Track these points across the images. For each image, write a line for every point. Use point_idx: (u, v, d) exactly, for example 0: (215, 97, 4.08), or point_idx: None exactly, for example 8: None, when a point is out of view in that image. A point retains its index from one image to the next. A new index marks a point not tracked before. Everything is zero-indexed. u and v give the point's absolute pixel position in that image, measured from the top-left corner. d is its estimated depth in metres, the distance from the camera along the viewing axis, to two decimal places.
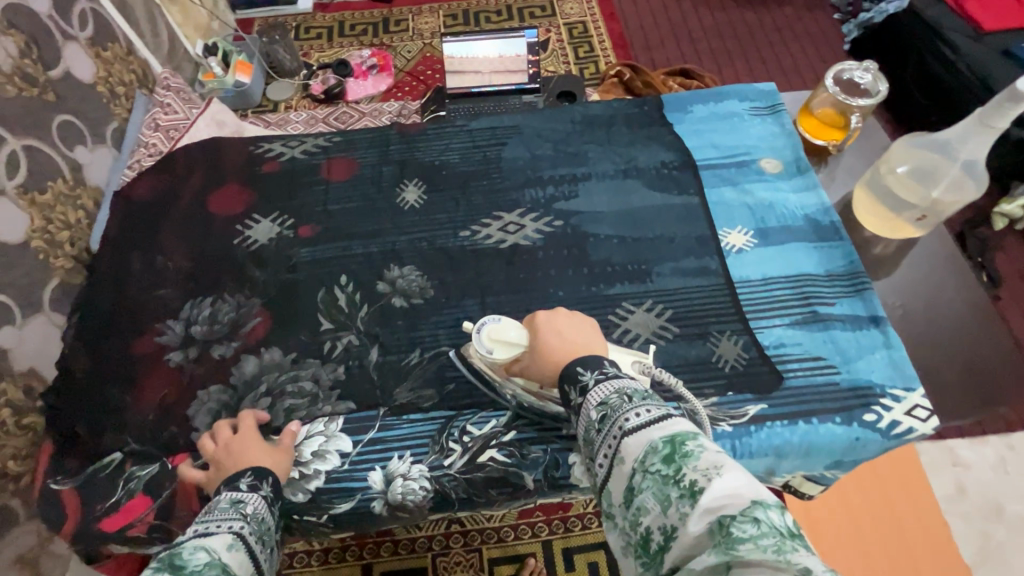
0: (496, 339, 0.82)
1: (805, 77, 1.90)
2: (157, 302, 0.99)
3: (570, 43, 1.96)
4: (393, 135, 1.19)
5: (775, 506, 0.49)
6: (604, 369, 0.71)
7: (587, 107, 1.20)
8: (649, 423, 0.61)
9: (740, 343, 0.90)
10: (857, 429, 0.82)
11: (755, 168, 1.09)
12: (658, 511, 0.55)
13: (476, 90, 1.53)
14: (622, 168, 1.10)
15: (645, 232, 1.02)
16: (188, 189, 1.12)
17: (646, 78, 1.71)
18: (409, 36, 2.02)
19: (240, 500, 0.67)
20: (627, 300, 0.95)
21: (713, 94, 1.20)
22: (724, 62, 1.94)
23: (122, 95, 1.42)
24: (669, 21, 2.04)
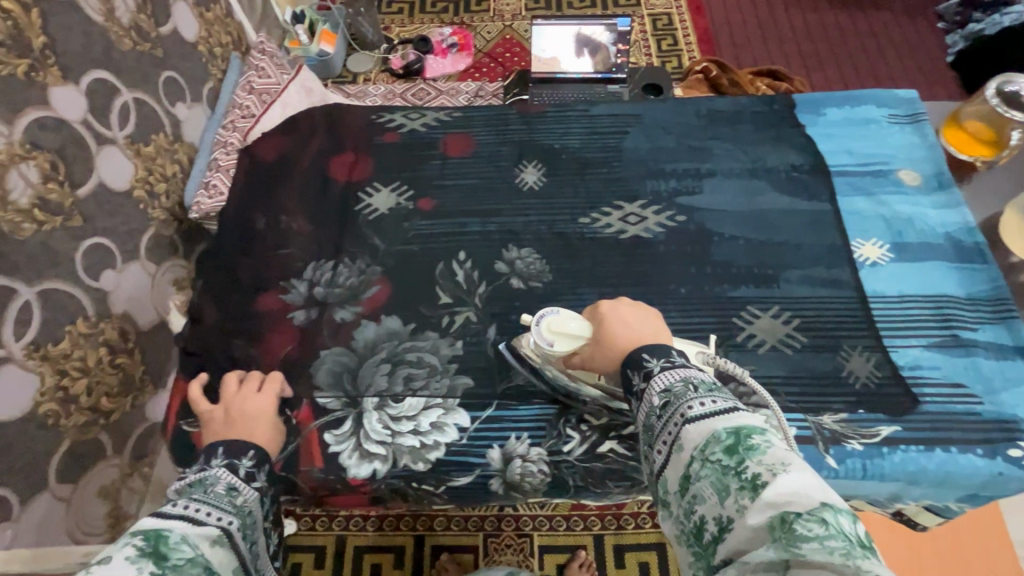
0: (557, 331, 0.82)
1: (900, 85, 1.80)
2: (279, 262, 1.02)
3: (654, 35, 1.92)
4: (513, 116, 1.18)
5: (846, 511, 0.47)
6: (671, 359, 0.70)
7: (713, 102, 1.17)
8: (713, 413, 0.60)
9: (872, 360, 0.87)
10: (1002, 464, 0.78)
11: (893, 179, 1.05)
12: (715, 502, 0.54)
13: (561, 76, 1.51)
14: (749, 167, 1.07)
15: (774, 237, 0.99)
16: (307, 153, 1.14)
17: (733, 77, 1.65)
18: (489, 17, 2.00)
19: (233, 488, 0.67)
20: (753, 304, 0.93)
21: (848, 98, 1.15)
22: (813, 65, 1.85)
23: (219, 55, 1.46)
24: (757, 18, 1.96)
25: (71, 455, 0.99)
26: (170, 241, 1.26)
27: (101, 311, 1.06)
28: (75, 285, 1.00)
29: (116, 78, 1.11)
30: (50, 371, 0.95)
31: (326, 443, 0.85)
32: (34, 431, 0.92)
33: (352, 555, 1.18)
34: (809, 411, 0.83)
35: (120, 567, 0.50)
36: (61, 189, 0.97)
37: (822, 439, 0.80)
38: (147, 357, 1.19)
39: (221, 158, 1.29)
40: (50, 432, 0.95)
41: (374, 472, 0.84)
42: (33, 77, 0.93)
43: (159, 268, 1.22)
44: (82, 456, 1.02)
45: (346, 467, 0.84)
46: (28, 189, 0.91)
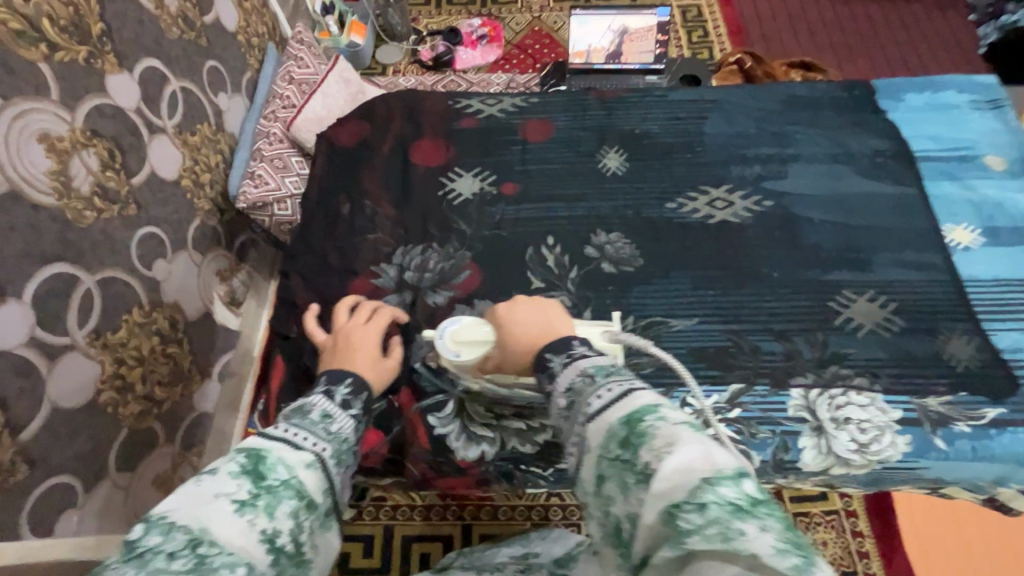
0: (461, 341, 0.82)
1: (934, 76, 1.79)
2: (369, 247, 1.02)
3: (683, 27, 1.91)
4: (591, 101, 1.17)
5: (731, 478, 0.44)
6: (572, 352, 0.66)
7: (791, 88, 1.17)
8: (609, 402, 0.56)
9: (973, 343, 0.86)
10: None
11: (979, 164, 1.04)
12: (621, 500, 0.50)
13: (597, 66, 1.50)
14: (834, 153, 1.07)
15: (861, 223, 0.99)
16: (386, 139, 1.14)
17: (767, 69, 1.65)
18: (517, 8, 2.00)
19: (330, 415, 0.68)
20: (849, 287, 0.92)
21: (926, 84, 1.15)
22: (846, 57, 1.84)
23: (256, 46, 1.45)
24: (787, 10, 1.95)
25: (127, 443, 0.99)
26: (214, 232, 1.26)
27: (154, 301, 1.06)
28: (131, 274, 1.00)
29: (166, 66, 1.10)
30: (110, 359, 0.95)
31: (430, 424, 0.88)
32: (96, 419, 0.92)
33: (400, 543, 1.18)
34: (913, 394, 0.83)
35: (222, 482, 0.52)
36: (117, 177, 0.97)
37: (929, 422, 0.80)
38: (194, 346, 1.18)
39: (264, 148, 1.28)
40: (110, 420, 0.95)
41: (483, 455, 0.86)
42: (92, 64, 0.92)
43: (205, 259, 1.22)
44: (138, 445, 1.02)
45: (453, 449, 0.87)
46: (89, 177, 0.91)
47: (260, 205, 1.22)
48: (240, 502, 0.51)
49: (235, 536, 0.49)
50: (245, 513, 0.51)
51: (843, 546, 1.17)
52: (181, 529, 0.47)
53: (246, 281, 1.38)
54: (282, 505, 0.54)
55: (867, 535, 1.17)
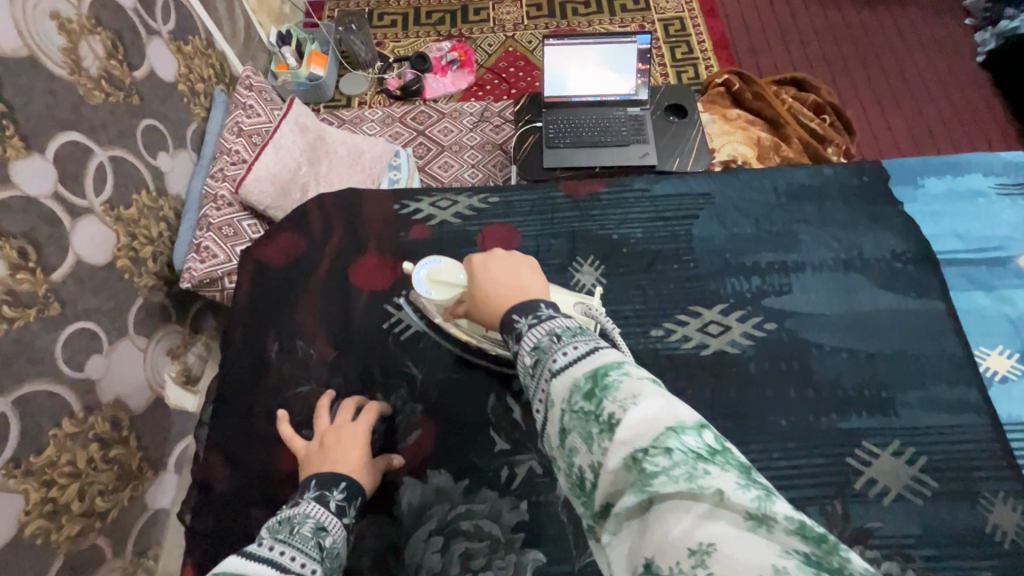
0: (436, 281, 0.79)
1: (931, 90, 1.69)
2: (300, 404, 0.82)
3: (666, 43, 1.80)
4: (562, 203, 0.98)
5: (690, 425, 0.42)
6: (539, 313, 0.59)
7: (790, 174, 0.99)
8: (575, 359, 0.50)
9: (1020, 509, 0.71)
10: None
11: (1013, 269, 0.89)
12: (581, 451, 0.46)
13: (576, 98, 1.40)
14: (843, 258, 0.90)
15: (890, 334, 0.83)
16: (323, 256, 0.94)
17: (756, 88, 1.54)
18: (489, 27, 1.87)
19: (323, 527, 0.60)
20: (871, 439, 0.76)
21: (945, 164, 1.00)
22: (838, 70, 1.74)
23: (201, 92, 1.32)
24: (775, 19, 1.84)
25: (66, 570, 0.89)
26: (161, 307, 1.14)
27: (89, 403, 0.95)
28: (57, 381, 0.89)
29: (89, 137, 0.98)
30: (36, 485, 0.84)
31: None
32: (22, 555, 0.82)
33: None
34: None
35: None
36: (33, 277, 0.86)
37: None
38: (143, 441, 1.08)
39: (210, 215, 1.16)
40: (40, 552, 0.85)
41: None
42: None
43: (151, 341, 1.11)
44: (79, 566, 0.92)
45: None
46: None
47: (207, 281, 1.10)
48: None
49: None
50: None
51: None
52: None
53: (203, 353, 1.27)
54: None
55: None
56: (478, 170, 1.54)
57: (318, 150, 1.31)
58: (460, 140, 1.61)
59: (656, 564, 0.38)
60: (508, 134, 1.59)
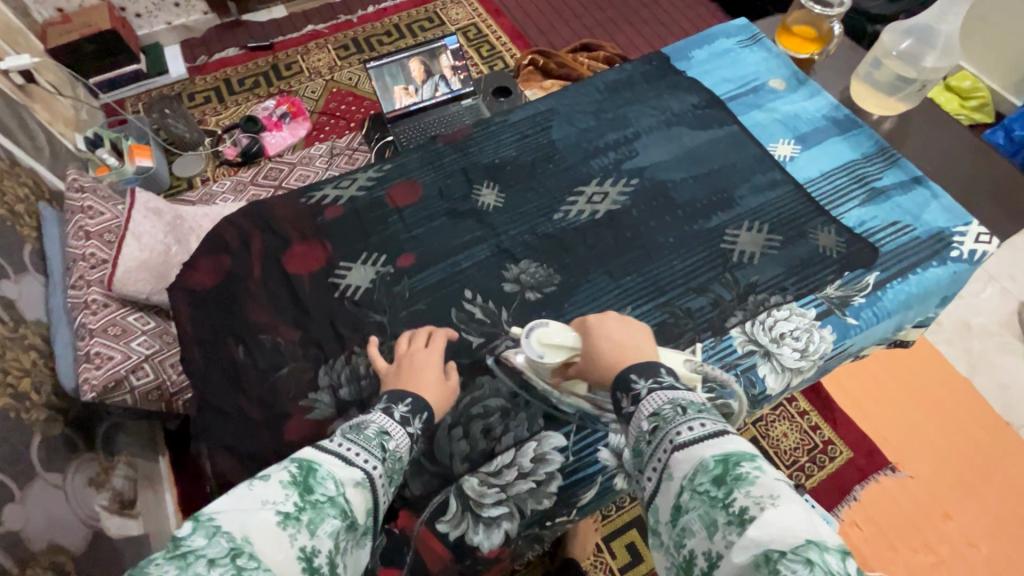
0: (546, 342, 0.78)
1: (682, 23, 2.08)
2: (287, 386, 0.85)
3: (470, 47, 2.01)
4: (443, 148, 1.10)
5: (832, 548, 0.45)
6: (658, 378, 0.65)
7: (604, 76, 1.19)
8: (702, 438, 0.56)
9: (834, 231, 0.94)
10: (954, 266, 0.91)
11: (769, 89, 1.15)
12: (702, 537, 0.51)
13: (413, 107, 1.52)
14: (663, 119, 1.11)
15: (718, 166, 1.04)
16: (253, 261, 0.97)
17: (559, 59, 1.79)
18: (306, 77, 1.94)
19: (386, 431, 0.65)
20: (730, 227, 0.96)
21: (701, 39, 1.25)
22: (614, 30, 2.07)
23: (25, 212, 1.22)
24: (550, 5, 2.14)
25: None
26: (64, 437, 1.03)
27: (22, 556, 0.83)
28: None
29: None
30: None
31: (443, 534, 0.77)
32: None
33: None
34: (816, 290, 0.89)
35: (271, 490, 0.51)
36: None
37: (837, 307, 0.87)
38: None
39: (88, 321, 1.08)
40: None
41: (507, 535, 0.76)
42: None
43: (67, 476, 1.00)
44: None
45: (478, 544, 0.76)
46: None
47: (112, 385, 1.03)
48: (284, 515, 0.49)
49: (274, 549, 0.46)
50: (286, 528, 0.48)
51: (799, 428, 1.30)
52: (225, 535, 0.45)
53: (130, 474, 1.16)
54: (325, 524, 0.51)
55: (810, 410, 1.32)
56: None
57: (180, 227, 1.26)
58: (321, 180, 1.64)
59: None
60: (362, 159, 1.63)
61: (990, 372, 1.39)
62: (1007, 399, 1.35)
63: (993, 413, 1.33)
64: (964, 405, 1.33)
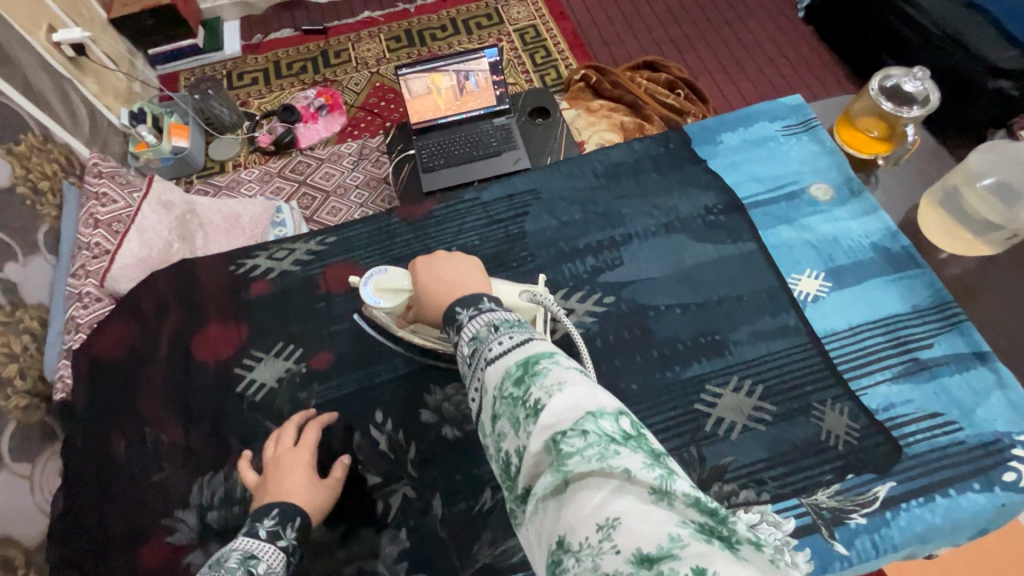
0: (382, 288, 0.79)
1: (766, 50, 1.83)
2: (157, 494, 0.80)
3: (525, 51, 1.87)
4: (398, 228, 1.00)
5: (609, 412, 0.44)
6: (481, 305, 0.60)
7: (607, 156, 1.05)
8: (510, 348, 0.52)
9: (846, 412, 0.78)
10: (1000, 495, 0.71)
11: (808, 199, 0.97)
12: (510, 435, 0.47)
13: (442, 120, 1.42)
14: (664, 222, 0.96)
15: (713, 296, 0.89)
16: (164, 337, 0.93)
17: (613, 78, 1.62)
18: (353, 67, 1.88)
19: (253, 555, 0.59)
20: (711, 381, 0.81)
21: (738, 119, 1.07)
22: (686, 49, 1.86)
23: (47, 190, 1.25)
24: (621, 12, 1.95)
25: None
26: (44, 426, 1.06)
27: None
28: None
29: None
30: None
31: None
32: None
33: None
34: (801, 493, 0.73)
35: None
36: None
37: (824, 524, 0.70)
38: None
39: (79, 314, 1.09)
40: None
41: None
42: None
43: (37, 465, 1.02)
44: None
45: None
46: None
47: None
48: None
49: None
50: None
51: None
52: None
53: None
54: None
55: None
56: (367, 208, 1.54)
57: (189, 223, 1.27)
58: (344, 181, 1.60)
59: (568, 539, 0.40)
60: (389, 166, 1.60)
61: None
62: None
63: None
64: None
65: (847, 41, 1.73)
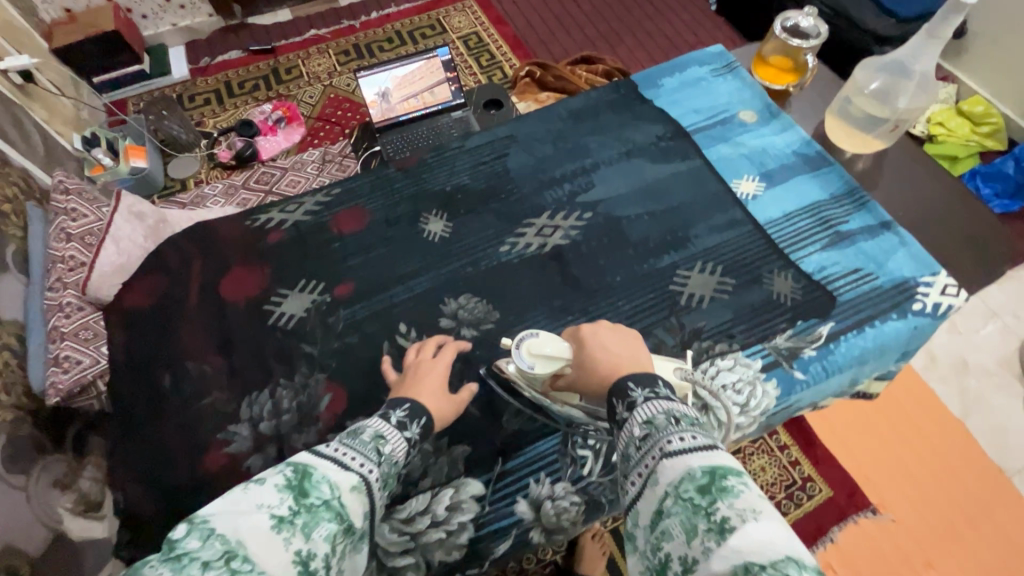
0: (535, 353, 0.79)
1: (686, 38, 2.04)
2: (207, 416, 0.87)
3: (470, 55, 2.00)
4: (394, 175, 1.11)
5: (809, 566, 0.44)
6: (654, 387, 0.63)
7: (569, 102, 1.18)
8: (692, 449, 0.55)
9: (791, 276, 0.92)
10: (913, 319, 0.87)
11: (738, 122, 1.12)
12: (681, 541, 0.50)
13: (403, 118, 1.51)
14: (624, 150, 1.10)
15: (672, 203, 1.02)
16: (191, 286, 1.00)
17: (555, 71, 1.77)
18: (305, 82, 1.95)
19: (381, 436, 0.69)
20: (682, 266, 0.95)
21: (674, 66, 1.22)
22: (617, 44, 2.04)
23: (11, 212, 1.24)
24: (553, 15, 2.12)
25: None
26: (32, 440, 1.04)
27: None
28: None
29: None
30: None
31: None
32: None
33: None
34: (764, 340, 0.86)
35: (266, 494, 0.54)
36: None
37: (784, 359, 0.84)
38: None
39: (61, 324, 1.09)
40: None
41: None
42: None
43: (30, 477, 1.00)
44: None
45: None
46: None
47: (78, 390, 1.05)
48: (278, 518, 0.52)
49: (269, 549, 0.50)
50: (281, 530, 0.51)
51: (778, 463, 1.25)
52: (220, 538, 0.49)
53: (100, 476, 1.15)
54: (320, 527, 0.54)
55: (791, 444, 1.27)
56: None
57: (163, 233, 1.27)
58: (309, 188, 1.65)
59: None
60: (352, 166, 1.65)
61: (983, 413, 1.33)
62: (1001, 442, 1.30)
63: (985, 455, 1.28)
64: (952, 444, 1.28)
65: (754, 23, 1.96)
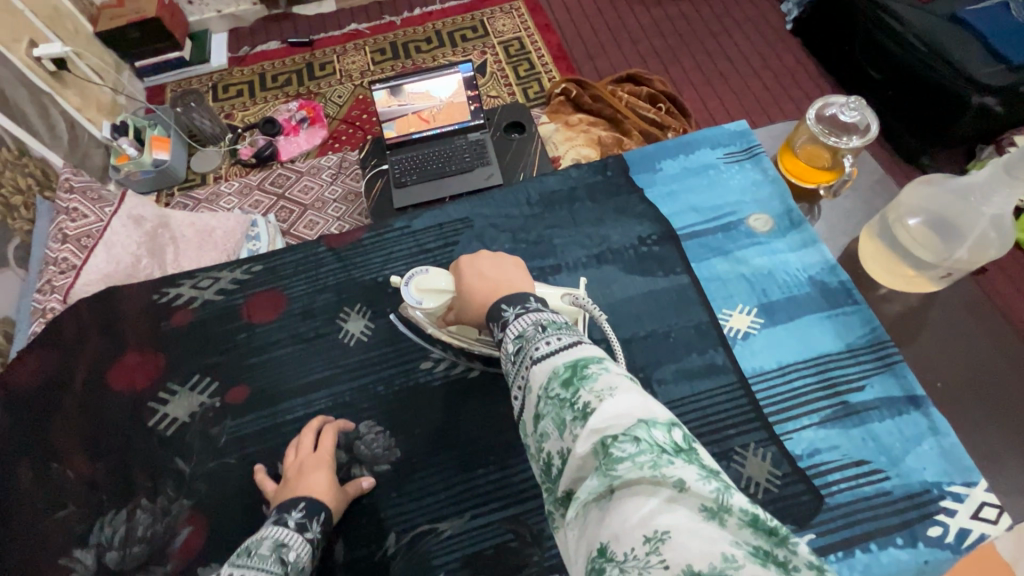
0: (423, 289, 0.82)
1: (750, 62, 1.81)
2: (57, 531, 0.83)
3: (509, 64, 1.87)
4: (324, 256, 1.06)
5: (660, 423, 0.43)
6: (527, 304, 0.63)
7: (541, 182, 1.11)
8: (556, 351, 0.53)
9: (768, 457, 0.81)
10: (923, 552, 0.73)
11: (745, 229, 1.00)
12: (555, 437, 0.48)
13: (415, 135, 1.41)
14: (595, 253, 1.01)
15: (638, 330, 0.93)
16: (81, 369, 0.98)
17: (594, 91, 1.61)
18: (336, 80, 1.89)
19: (284, 544, 0.68)
20: None
21: (680, 146, 1.12)
22: (670, 62, 1.84)
23: (20, 205, 1.26)
24: (606, 25, 1.94)
25: None
26: None
27: None
28: None
29: None
30: None
31: None
32: None
33: None
34: None
35: None
36: None
37: None
38: None
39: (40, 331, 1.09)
40: None
41: None
42: None
43: None
44: None
45: None
46: None
47: None
48: None
49: None
50: None
51: None
52: None
53: None
54: None
55: None
56: (344, 222, 1.53)
57: (160, 239, 1.24)
58: (322, 196, 1.60)
59: (611, 548, 0.38)
60: None
61: None
62: None
63: None
64: None
65: (833, 54, 1.70)
